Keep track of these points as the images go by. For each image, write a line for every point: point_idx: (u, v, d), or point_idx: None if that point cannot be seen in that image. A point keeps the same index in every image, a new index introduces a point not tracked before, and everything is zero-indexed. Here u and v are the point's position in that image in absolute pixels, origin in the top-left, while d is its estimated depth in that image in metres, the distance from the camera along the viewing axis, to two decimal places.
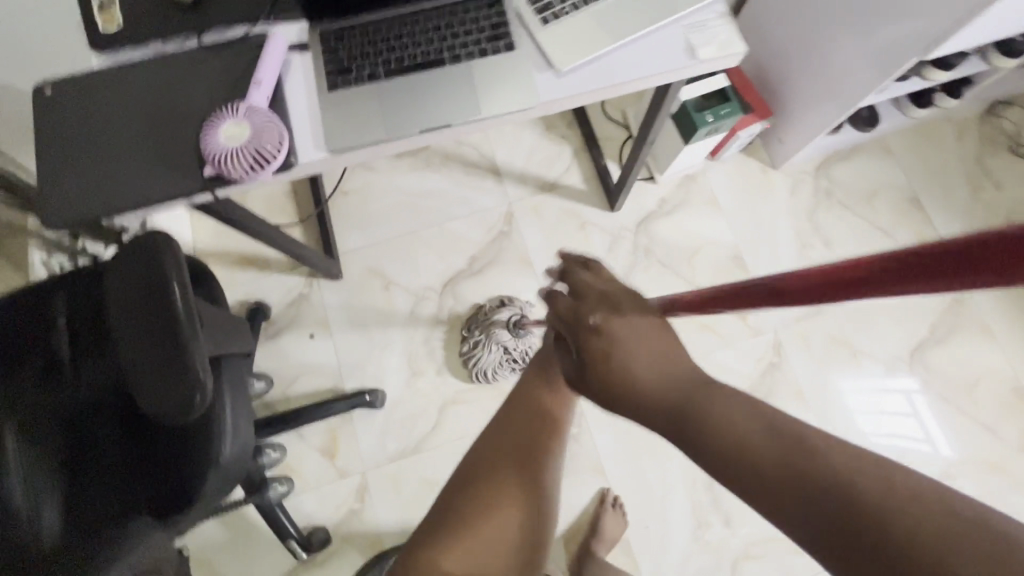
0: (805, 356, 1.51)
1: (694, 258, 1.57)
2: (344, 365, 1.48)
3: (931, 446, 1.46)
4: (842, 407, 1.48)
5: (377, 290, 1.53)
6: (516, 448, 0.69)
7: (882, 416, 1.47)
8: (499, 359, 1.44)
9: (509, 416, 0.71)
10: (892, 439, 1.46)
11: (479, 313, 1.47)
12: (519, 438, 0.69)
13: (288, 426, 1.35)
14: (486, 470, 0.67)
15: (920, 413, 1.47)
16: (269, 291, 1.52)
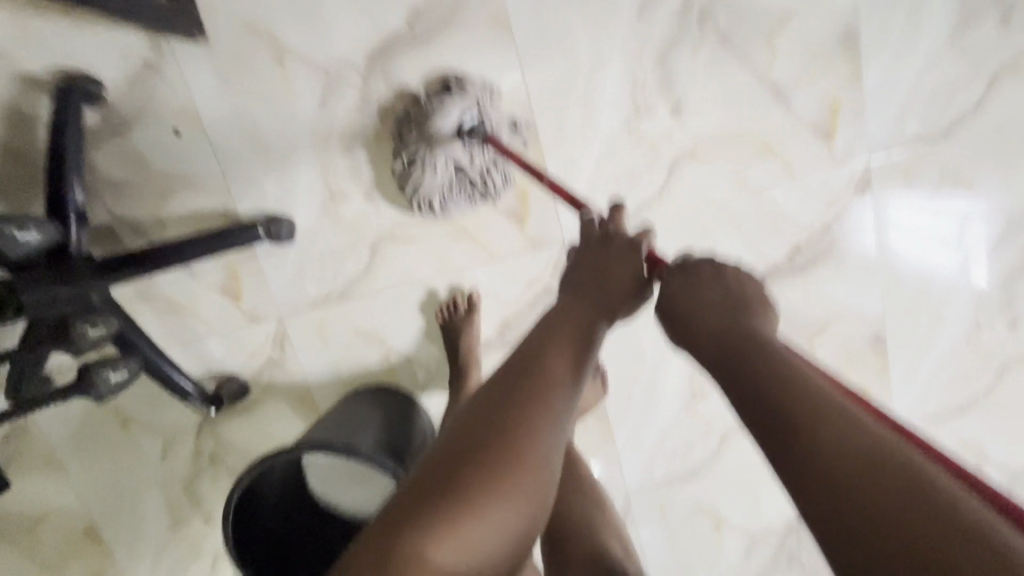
0: (897, 200, 1.05)
1: (776, 34, 0.96)
2: (232, 179, 1.03)
3: (963, 276, 1.10)
4: (876, 218, 1.06)
5: (266, 64, 0.98)
6: (522, 406, 0.52)
7: (920, 236, 1.08)
8: (447, 182, 1.00)
9: (514, 368, 0.55)
10: (919, 264, 1.09)
11: (412, 110, 0.99)
12: (527, 398, 0.53)
13: (143, 269, 0.95)
14: (480, 432, 0.51)
15: (968, 239, 1.09)
16: (96, 57, 0.97)
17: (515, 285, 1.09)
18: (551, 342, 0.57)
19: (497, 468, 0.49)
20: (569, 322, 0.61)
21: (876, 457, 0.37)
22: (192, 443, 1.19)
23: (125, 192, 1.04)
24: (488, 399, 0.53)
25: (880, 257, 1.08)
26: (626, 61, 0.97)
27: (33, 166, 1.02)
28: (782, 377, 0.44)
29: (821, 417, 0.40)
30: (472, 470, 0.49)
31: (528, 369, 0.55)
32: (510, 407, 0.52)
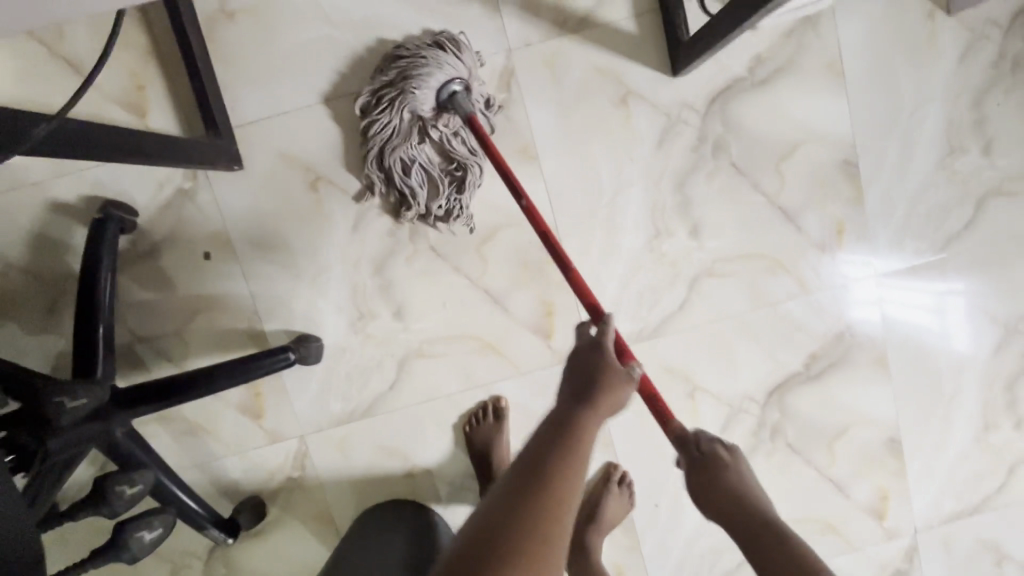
0: (899, 310, 1.11)
1: (782, 164, 1.04)
2: (260, 299, 1.03)
3: (947, 340, 1.13)
4: (848, 304, 1.10)
5: (301, 191, 1.01)
6: (565, 507, 0.49)
7: (904, 311, 1.11)
8: (426, 161, 0.97)
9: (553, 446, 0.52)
10: (906, 336, 1.12)
11: (394, 57, 0.94)
12: (573, 481, 0.50)
13: (168, 400, 0.92)
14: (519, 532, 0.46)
15: (946, 307, 1.12)
16: (131, 184, 0.99)
17: (541, 397, 1.09)
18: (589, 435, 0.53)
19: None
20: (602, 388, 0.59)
21: (775, 537, 0.59)
22: (201, 567, 1.13)
23: (149, 313, 1.03)
24: (528, 495, 0.49)
25: (864, 320, 1.11)
26: (646, 188, 1.03)
27: (56, 289, 1.01)
28: (725, 484, 0.62)
29: (746, 516, 0.61)
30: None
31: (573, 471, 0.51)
32: (555, 507, 0.49)
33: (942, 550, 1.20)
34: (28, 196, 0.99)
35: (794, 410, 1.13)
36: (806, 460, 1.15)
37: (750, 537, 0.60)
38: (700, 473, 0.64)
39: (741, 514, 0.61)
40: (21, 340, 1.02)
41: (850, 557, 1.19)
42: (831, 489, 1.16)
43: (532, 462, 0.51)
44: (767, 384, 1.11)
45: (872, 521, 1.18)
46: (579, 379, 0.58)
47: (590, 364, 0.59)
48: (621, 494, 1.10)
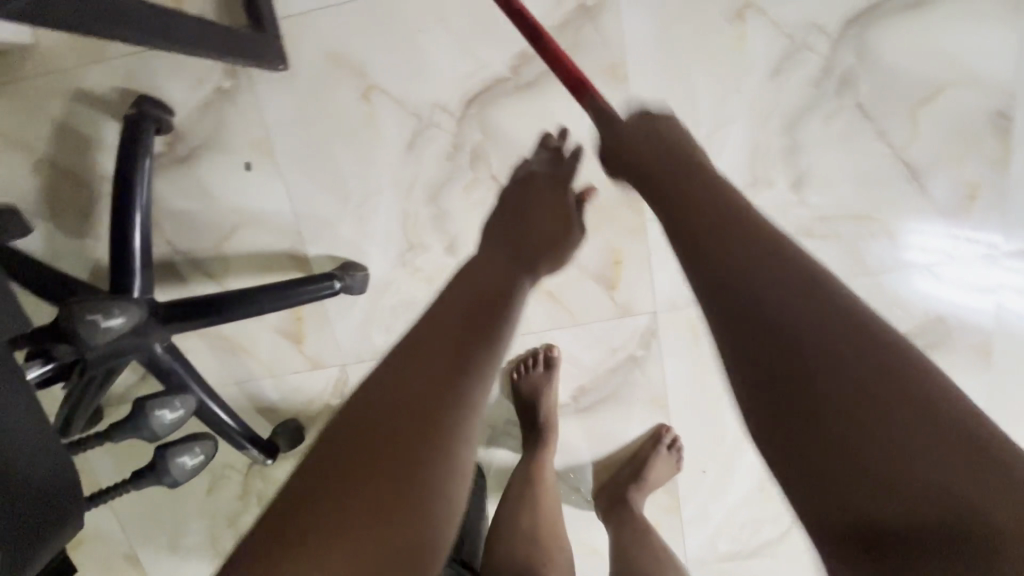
0: (1019, 301, 0.97)
1: (920, 109, 0.86)
2: (303, 219, 0.95)
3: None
4: (905, 285, 0.96)
5: (351, 100, 0.89)
6: (406, 420, 0.47)
7: (998, 295, 0.96)
8: None
9: (400, 359, 0.50)
10: (994, 327, 0.98)
11: None
12: (429, 410, 0.47)
13: (208, 321, 0.88)
14: (409, 437, 0.46)
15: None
16: (167, 80, 0.89)
17: (596, 351, 1.02)
18: (492, 342, 0.54)
19: (370, 471, 0.44)
20: (490, 258, 0.63)
21: (885, 354, 0.38)
22: (241, 480, 1.14)
23: (187, 225, 0.96)
24: (410, 394, 0.48)
25: (971, 310, 0.97)
26: (749, 126, 0.88)
27: (90, 192, 0.95)
28: (790, 322, 0.41)
29: (857, 406, 0.37)
30: (359, 471, 0.44)
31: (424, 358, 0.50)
32: (412, 412, 0.47)
33: None
34: (55, 85, 0.90)
35: None
36: None
37: (853, 429, 0.37)
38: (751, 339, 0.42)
39: (832, 315, 0.40)
40: (59, 243, 0.97)
41: None
42: None
43: (406, 352, 0.51)
44: None
45: None
46: (505, 226, 0.68)
47: (509, 220, 0.69)
48: (669, 457, 1.04)
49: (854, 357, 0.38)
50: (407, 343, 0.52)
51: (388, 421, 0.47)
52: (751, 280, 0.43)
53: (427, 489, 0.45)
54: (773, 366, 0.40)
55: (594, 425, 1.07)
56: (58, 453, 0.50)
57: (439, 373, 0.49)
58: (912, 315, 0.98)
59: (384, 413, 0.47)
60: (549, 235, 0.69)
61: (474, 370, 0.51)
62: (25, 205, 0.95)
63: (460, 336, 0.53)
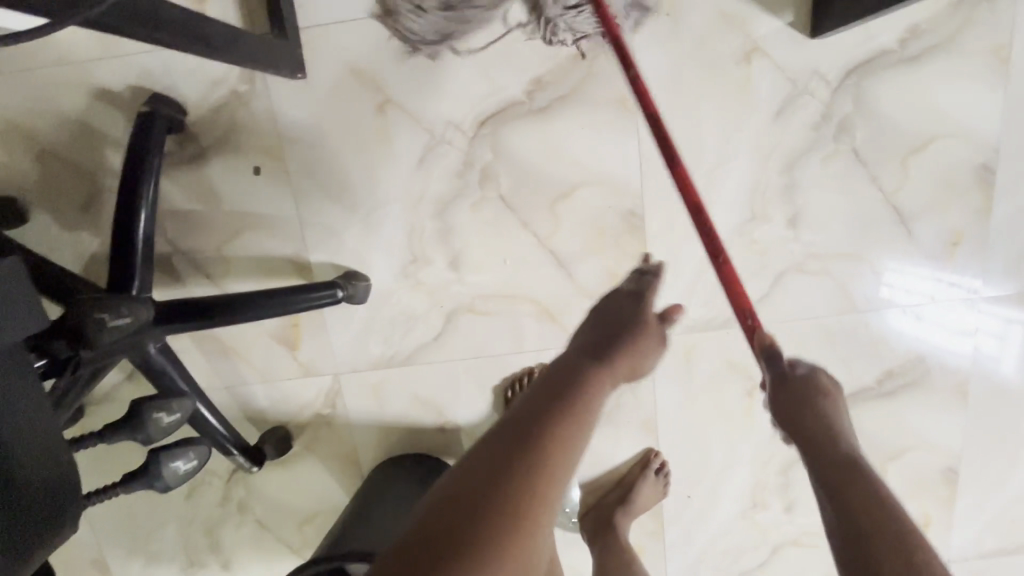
0: (994, 343, 1.01)
1: (910, 158, 0.91)
2: (309, 226, 0.95)
3: (994, 366, 1.03)
4: (881, 322, 1.00)
5: (366, 112, 0.90)
6: (536, 502, 0.48)
7: (975, 337, 1.01)
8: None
9: (541, 408, 0.53)
10: (971, 368, 1.02)
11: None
12: (544, 477, 0.49)
13: (205, 322, 0.87)
14: (504, 501, 0.47)
15: (999, 330, 1.00)
16: (182, 79, 0.89)
17: None
18: (569, 406, 0.54)
19: (493, 552, 0.45)
20: (585, 356, 0.60)
21: (885, 505, 0.53)
22: (222, 487, 1.12)
23: (189, 224, 0.95)
24: (508, 460, 0.49)
25: (950, 350, 1.01)
26: (750, 164, 0.91)
27: (91, 184, 0.93)
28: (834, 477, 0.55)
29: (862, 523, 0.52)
30: (493, 540, 0.45)
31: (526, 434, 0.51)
32: (527, 486, 0.48)
33: None
34: (67, 76, 0.89)
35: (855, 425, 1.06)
36: None
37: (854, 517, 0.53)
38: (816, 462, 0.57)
39: (841, 481, 0.55)
40: (54, 234, 0.95)
41: None
42: None
43: (518, 426, 0.52)
44: None
45: None
46: (602, 324, 0.65)
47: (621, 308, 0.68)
48: (656, 482, 1.05)
49: (851, 514, 0.53)
50: (520, 422, 0.52)
51: (511, 498, 0.47)
52: (814, 426, 0.59)
53: None
54: (846, 500, 0.54)
55: None
56: (60, 453, 0.49)
57: (528, 430, 0.51)
58: (895, 351, 1.01)
59: (497, 488, 0.48)
60: (617, 318, 0.66)
61: (555, 453, 0.50)
62: (22, 193, 0.93)
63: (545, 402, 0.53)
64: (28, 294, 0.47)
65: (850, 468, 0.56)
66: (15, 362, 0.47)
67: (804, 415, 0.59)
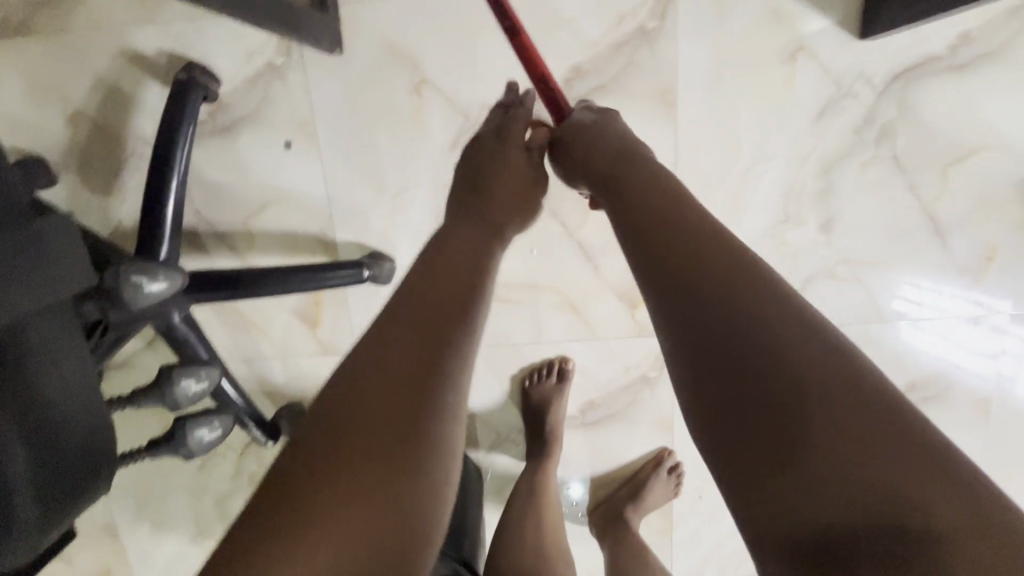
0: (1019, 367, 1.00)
1: (950, 168, 0.89)
2: (337, 204, 0.95)
3: (1014, 390, 1.02)
4: (900, 340, 0.99)
5: (401, 91, 0.89)
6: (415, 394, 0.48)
7: (999, 360, 1.00)
8: None
9: (412, 300, 0.53)
10: (993, 391, 1.02)
11: None
12: (416, 364, 0.49)
13: (231, 294, 0.87)
14: (393, 404, 0.47)
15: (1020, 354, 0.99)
16: (218, 48, 0.88)
17: (609, 367, 1.02)
18: (442, 292, 0.54)
19: (383, 445, 0.46)
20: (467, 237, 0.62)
21: (810, 362, 0.43)
22: (234, 460, 1.12)
23: (217, 195, 0.95)
24: (387, 364, 0.49)
25: (974, 371, 1.01)
26: (787, 164, 0.90)
27: (121, 150, 0.93)
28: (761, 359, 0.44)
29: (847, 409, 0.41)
30: (381, 449, 0.45)
31: (413, 346, 0.51)
32: (398, 379, 0.48)
33: None
34: (104, 39, 0.89)
35: None
36: None
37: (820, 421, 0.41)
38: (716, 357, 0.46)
39: (741, 329, 0.46)
40: (82, 198, 0.95)
41: None
42: None
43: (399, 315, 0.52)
44: None
45: None
46: (465, 196, 0.67)
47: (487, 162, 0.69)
48: (668, 480, 1.05)
49: (829, 436, 0.40)
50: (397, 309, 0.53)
51: (389, 396, 0.47)
52: (716, 301, 0.47)
53: (401, 493, 0.45)
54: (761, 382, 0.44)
55: (597, 441, 1.07)
56: (98, 417, 0.51)
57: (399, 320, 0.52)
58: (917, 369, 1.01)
59: (374, 383, 0.48)
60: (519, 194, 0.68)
61: (433, 336, 0.51)
62: (53, 154, 0.93)
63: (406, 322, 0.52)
64: (75, 249, 0.48)
65: (775, 320, 0.45)
66: (60, 319, 0.48)
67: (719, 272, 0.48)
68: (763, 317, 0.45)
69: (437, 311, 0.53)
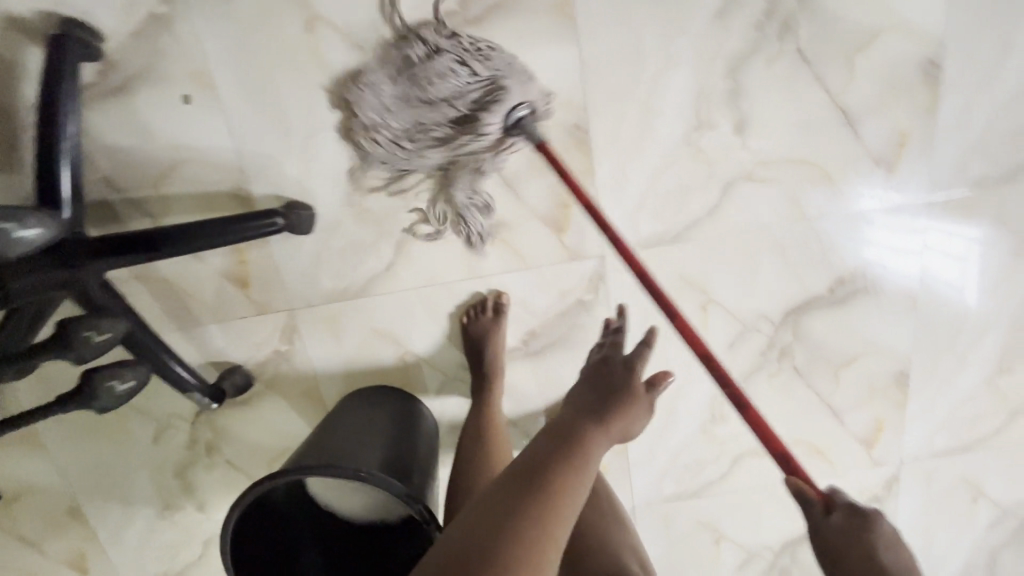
0: (938, 258, 1.04)
1: (856, 56, 0.89)
2: (248, 156, 0.93)
3: (939, 287, 1.06)
4: (861, 240, 1.02)
5: (293, 31, 0.86)
6: (497, 542, 0.54)
7: (922, 257, 1.04)
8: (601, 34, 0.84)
9: (537, 464, 0.61)
10: (917, 287, 1.06)
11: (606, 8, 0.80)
12: (533, 516, 0.57)
13: (146, 256, 0.85)
14: (497, 553, 0.53)
15: (964, 256, 1.04)
16: (96, 2, 0.84)
17: (545, 295, 1.03)
18: (568, 459, 0.62)
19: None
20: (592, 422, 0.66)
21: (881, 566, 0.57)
22: (188, 430, 1.12)
23: (121, 161, 0.92)
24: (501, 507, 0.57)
25: (900, 271, 1.04)
26: (695, 69, 0.89)
27: (12, 122, 0.89)
28: (831, 554, 0.60)
29: None
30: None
31: (508, 499, 0.58)
32: (504, 519, 0.56)
33: (922, 480, 1.23)
34: None
35: (808, 336, 1.08)
36: (807, 384, 1.12)
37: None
38: (836, 543, 0.60)
39: (835, 534, 0.60)
40: None
41: (832, 480, 1.21)
42: (828, 416, 1.15)
43: (519, 471, 0.61)
44: (786, 304, 1.05)
45: (860, 451, 1.19)
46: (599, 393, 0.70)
47: (614, 387, 0.70)
48: None
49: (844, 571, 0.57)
50: (524, 465, 0.61)
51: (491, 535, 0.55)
52: (815, 519, 0.62)
53: None
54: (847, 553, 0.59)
55: (542, 372, 1.08)
56: None
57: (517, 469, 0.61)
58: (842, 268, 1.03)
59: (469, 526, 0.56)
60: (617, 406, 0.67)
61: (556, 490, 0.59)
62: None
63: (515, 480, 0.60)
64: None
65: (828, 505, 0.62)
66: None
67: (833, 525, 0.60)
68: (828, 528, 0.61)
69: (558, 466, 0.61)
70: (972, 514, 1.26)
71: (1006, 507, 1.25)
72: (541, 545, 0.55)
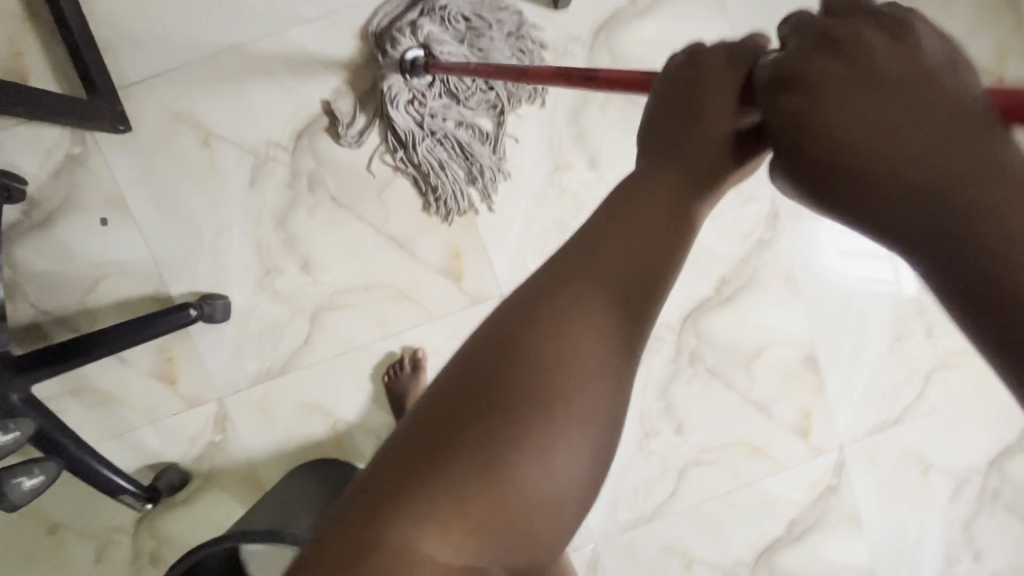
0: (842, 250, 1.16)
1: None
2: (164, 261, 1.03)
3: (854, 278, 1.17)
4: (814, 236, 1.15)
5: (193, 148, 1.00)
6: (449, 423, 0.33)
7: (841, 250, 1.16)
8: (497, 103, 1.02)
9: (549, 278, 0.36)
10: (832, 275, 1.16)
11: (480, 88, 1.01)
12: (508, 377, 0.33)
13: (67, 364, 0.92)
14: (469, 428, 0.32)
15: (890, 250, 1.18)
16: (17, 153, 0.97)
17: (458, 341, 1.10)
18: (584, 279, 0.35)
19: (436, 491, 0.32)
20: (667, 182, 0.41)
21: None
22: (130, 542, 1.11)
23: (45, 284, 1.01)
24: (481, 368, 0.34)
25: (819, 259, 1.15)
26: (542, 123, 1.05)
27: None
28: None
29: None
30: (411, 489, 0.32)
31: (491, 347, 0.34)
32: (468, 384, 0.33)
33: (868, 460, 1.24)
34: None
35: (711, 336, 1.15)
36: (725, 383, 1.18)
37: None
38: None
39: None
40: None
41: (782, 477, 1.22)
42: (755, 411, 1.19)
43: (518, 301, 0.35)
44: (680, 310, 1.14)
45: (798, 441, 1.21)
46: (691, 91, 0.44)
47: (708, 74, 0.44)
48: None
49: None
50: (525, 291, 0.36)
51: (460, 405, 0.33)
52: None
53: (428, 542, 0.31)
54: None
55: None
56: None
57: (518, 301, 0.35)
58: (724, 266, 1.13)
59: (457, 385, 0.34)
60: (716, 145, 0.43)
61: (552, 337, 0.34)
62: None
63: (507, 324, 0.35)
64: None
65: None
66: None
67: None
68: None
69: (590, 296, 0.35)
70: (929, 488, 1.26)
71: (959, 474, 1.26)
72: (532, 417, 0.32)
